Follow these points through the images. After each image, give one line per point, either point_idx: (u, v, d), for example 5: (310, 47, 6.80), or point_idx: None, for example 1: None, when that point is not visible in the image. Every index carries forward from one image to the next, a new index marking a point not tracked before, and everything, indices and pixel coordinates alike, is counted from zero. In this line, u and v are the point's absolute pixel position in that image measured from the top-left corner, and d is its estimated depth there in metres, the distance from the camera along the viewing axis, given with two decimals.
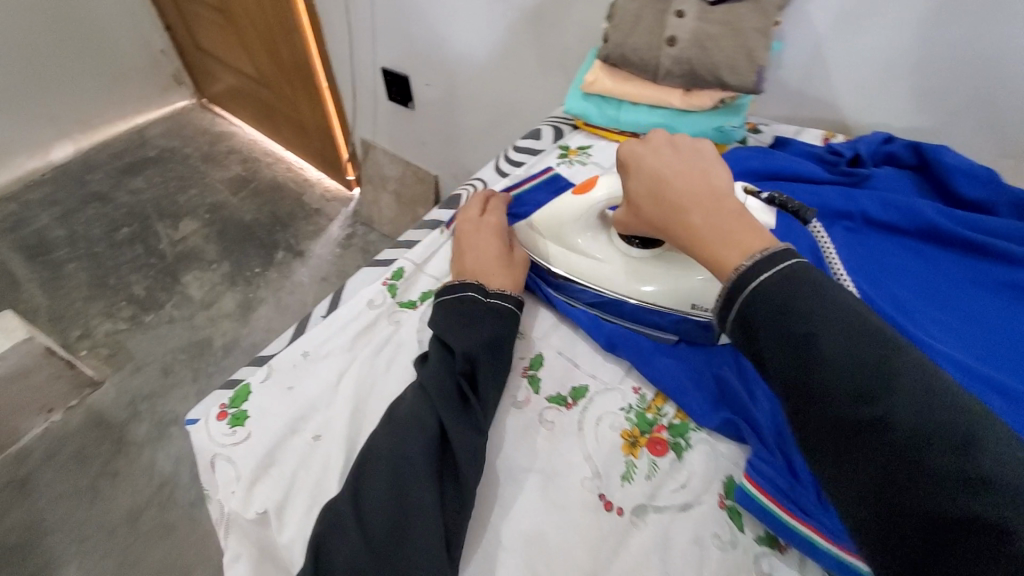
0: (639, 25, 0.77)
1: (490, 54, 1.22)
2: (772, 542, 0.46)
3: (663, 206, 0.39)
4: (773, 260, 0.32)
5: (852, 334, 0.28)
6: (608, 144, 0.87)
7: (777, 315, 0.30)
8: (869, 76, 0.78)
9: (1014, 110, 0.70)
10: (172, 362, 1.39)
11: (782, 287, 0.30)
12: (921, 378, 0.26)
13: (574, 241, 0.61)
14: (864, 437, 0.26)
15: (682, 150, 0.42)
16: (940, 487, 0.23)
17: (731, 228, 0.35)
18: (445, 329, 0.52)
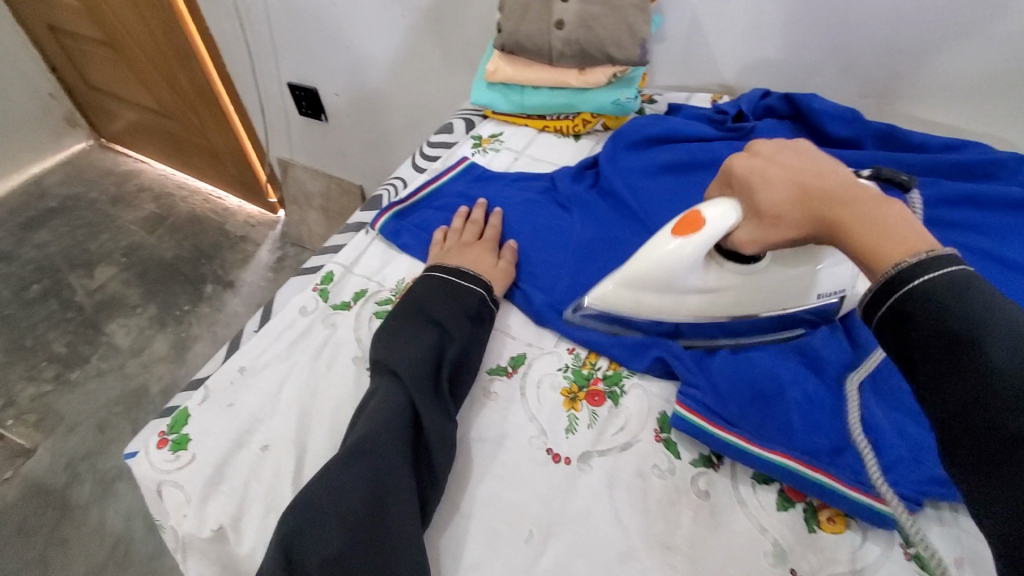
0: (527, 13, 0.81)
1: (395, 58, 1.23)
2: (706, 461, 0.50)
3: (810, 206, 0.42)
4: (942, 263, 0.30)
5: (1020, 344, 0.27)
6: (517, 127, 0.92)
7: (937, 317, 0.29)
8: (741, 38, 0.87)
9: (863, 54, 0.80)
10: (108, 417, 1.32)
11: (948, 292, 0.29)
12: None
13: (684, 287, 0.53)
14: (1017, 448, 0.25)
15: (807, 156, 0.46)
16: None
17: (889, 225, 0.38)
18: (442, 312, 0.57)
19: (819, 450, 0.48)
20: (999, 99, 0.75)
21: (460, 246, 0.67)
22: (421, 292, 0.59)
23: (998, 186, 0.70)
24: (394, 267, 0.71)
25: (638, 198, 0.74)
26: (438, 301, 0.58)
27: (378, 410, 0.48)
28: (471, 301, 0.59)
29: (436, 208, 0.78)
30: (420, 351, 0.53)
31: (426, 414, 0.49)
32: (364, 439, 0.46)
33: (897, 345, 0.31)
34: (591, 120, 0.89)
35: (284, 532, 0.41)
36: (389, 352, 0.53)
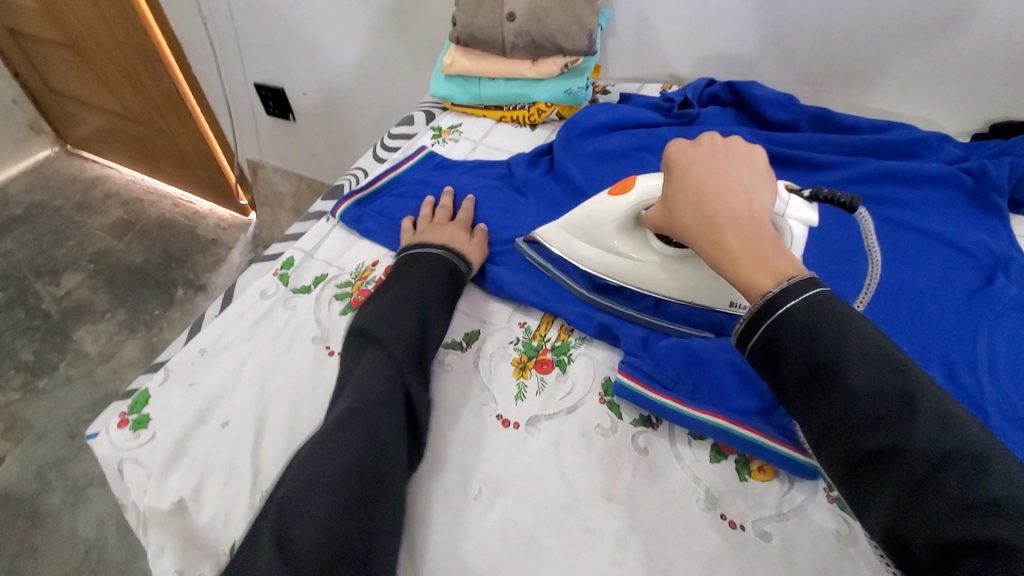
0: (481, 7, 0.85)
1: (359, 56, 1.25)
2: (646, 421, 0.54)
3: (704, 217, 0.42)
4: (802, 288, 0.35)
5: (873, 364, 0.31)
6: (476, 119, 0.96)
7: (804, 344, 0.33)
8: (686, 29, 0.92)
9: (797, 43, 0.85)
10: (78, 424, 1.31)
11: (809, 318, 0.33)
12: (935, 408, 0.29)
13: (608, 242, 0.61)
14: (881, 461, 0.29)
15: (740, 159, 0.46)
16: (956, 512, 0.26)
17: (769, 257, 0.39)
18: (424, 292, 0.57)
19: (747, 412, 0.51)
20: (918, 82, 0.81)
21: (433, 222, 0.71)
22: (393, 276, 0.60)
23: (922, 163, 0.75)
24: (354, 252, 0.73)
25: (589, 182, 0.77)
26: (418, 279, 0.59)
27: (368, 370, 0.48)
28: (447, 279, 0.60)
29: (395, 196, 0.80)
30: (403, 321, 0.53)
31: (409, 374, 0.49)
32: (349, 398, 0.45)
33: (773, 369, 0.35)
34: (546, 109, 0.92)
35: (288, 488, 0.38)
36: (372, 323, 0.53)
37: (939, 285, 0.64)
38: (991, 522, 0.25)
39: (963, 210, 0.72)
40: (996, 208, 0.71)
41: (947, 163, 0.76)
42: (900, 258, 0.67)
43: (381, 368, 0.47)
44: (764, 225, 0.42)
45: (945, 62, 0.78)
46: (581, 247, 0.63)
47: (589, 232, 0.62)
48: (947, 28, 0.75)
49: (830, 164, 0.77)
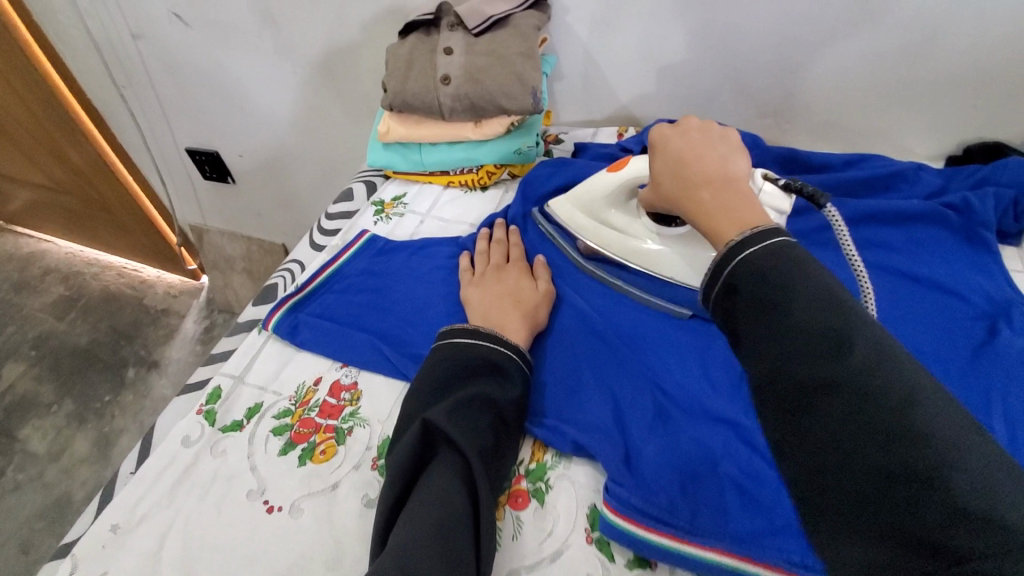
0: (412, 69, 0.79)
1: (295, 114, 1.16)
2: (642, 562, 0.48)
3: (681, 182, 0.45)
4: (764, 239, 0.34)
5: (817, 302, 0.29)
6: (422, 186, 0.88)
7: (757, 287, 0.32)
8: (637, 70, 0.86)
9: (755, 78, 0.80)
10: (30, 535, 1.20)
11: (767, 261, 0.32)
12: (872, 344, 0.27)
13: (604, 215, 0.68)
14: (816, 400, 0.27)
15: (713, 135, 0.47)
16: (882, 446, 0.25)
17: (736, 209, 0.40)
18: (487, 384, 0.50)
19: (758, 533, 0.46)
20: (886, 109, 0.77)
21: (490, 277, 0.66)
22: (451, 352, 0.53)
23: (898, 200, 0.70)
24: (293, 369, 0.65)
25: (556, 254, 0.72)
26: (471, 363, 0.51)
27: (436, 489, 0.43)
28: (511, 373, 0.52)
29: (334, 295, 0.71)
30: (477, 422, 0.47)
31: (481, 503, 0.43)
32: (418, 522, 0.41)
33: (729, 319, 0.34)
34: (496, 171, 0.85)
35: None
36: (447, 408, 0.46)
37: (938, 344, 0.57)
38: (913, 450, 0.24)
39: (953, 248, 0.66)
40: (986, 244, 0.66)
41: (926, 197, 0.71)
42: (889, 309, 0.61)
43: (459, 496, 0.42)
44: (740, 182, 0.43)
45: (911, 87, 0.73)
46: (581, 221, 0.70)
47: (587, 206, 0.69)
48: (909, 55, 0.71)
49: None
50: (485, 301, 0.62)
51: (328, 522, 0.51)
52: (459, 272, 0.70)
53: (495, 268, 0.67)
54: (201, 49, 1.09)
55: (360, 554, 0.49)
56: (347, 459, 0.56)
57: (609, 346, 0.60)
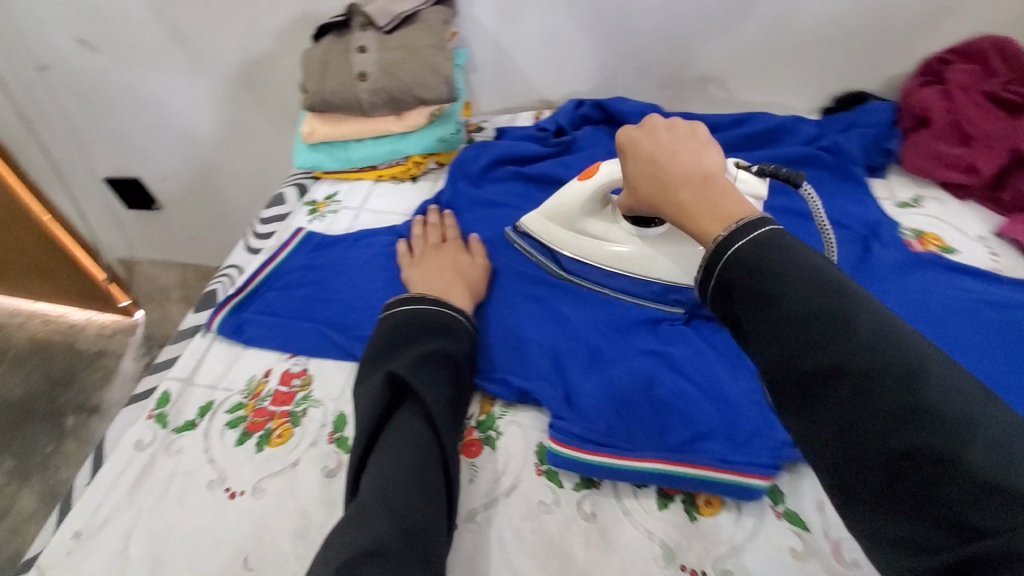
0: (328, 70, 0.82)
1: (217, 130, 1.15)
2: (589, 483, 0.53)
3: (658, 186, 0.42)
4: (753, 230, 0.34)
5: (813, 289, 0.30)
6: (353, 182, 0.90)
7: (752, 280, 0.32)
8: (544, 55, 0.92)
9: (650, 53, 0.88)
10: None
11: (757, 252, 0.33)
12: (874, 324, 0.28)
13: (584, 225, 0.67)
14: (826, 386, 0.28)
15: (682, 132, 0.44)
16: (894, 425, 0.26)
17: (721, 205, 0.37)
18: (438, 343, 0.53)
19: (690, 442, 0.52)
20: (765, 71, 0.86)
21: (426, 257, 0.70)
22: (402, 318, 0.56)
23: (783, 148, 0.78)
24: (242, 366, 0.66)
25: (490, 230, 0.76)
26: (417, 326, 0.55)
27: (399, 433, 0.46)
28: (460, 331, 0.56)
29: (277, 291, 0.73)
30: (435, 374, 0.50)
31: (445, 440, 0.47)
32: (380, 458, 0.44)
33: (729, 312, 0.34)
34: (422, 160, 0.88)
35: (340, 560, 0.37)
36: (409, 360, 0.50)
37: None
38: (930, 426, 0.25)
39: (831, 184, 0.75)
40: (857, 178, 0.74)
41: (806, 143, 0.79)
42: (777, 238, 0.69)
43: (421, 433, 0.46)
44: (721, 177, 0.40)
45: (782, 49, 0.83)
46: (561, 232, 0.68)
47: (566, 218, 0.67)
48: (775, 20, 0.80)
49: None
50: (428, 275, 0.66)
51: (292, 497, 0.53)
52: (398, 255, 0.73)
53: (433, 248, 0.71)
54: (110, 71, 1.07)
55: (327, 520, 0.52)
56: (303, 439, 0.58)
57: (546, 302, 0.65)
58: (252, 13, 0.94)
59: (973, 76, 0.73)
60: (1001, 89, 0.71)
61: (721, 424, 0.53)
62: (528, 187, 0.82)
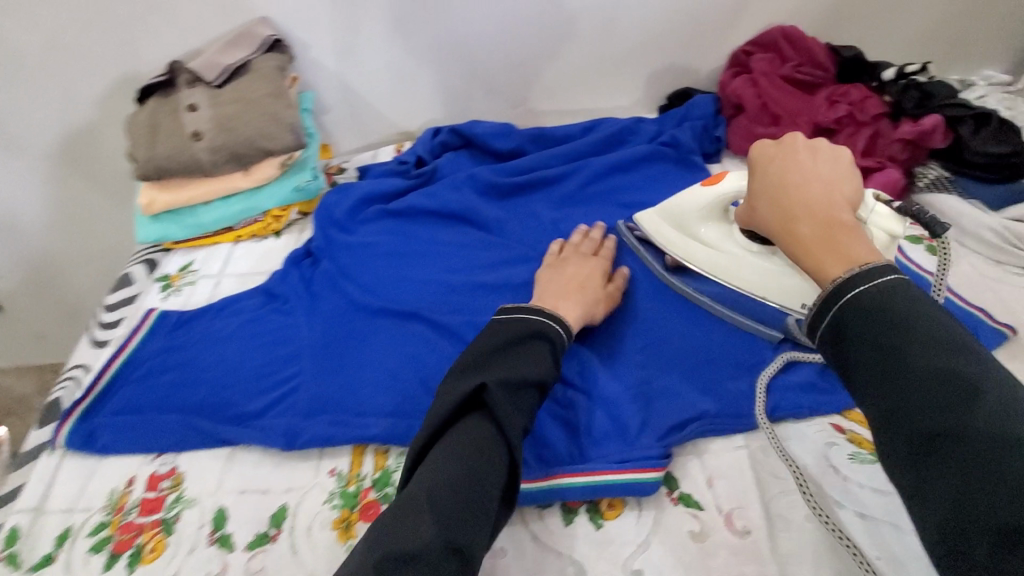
0: (158, 133, 0.75)
1: (45, 213, 1.02)
2: None
3: (782, 208, 0.47)
4: (880, 278, 0.37)
5: (938, 351, 0.33)
6: (210, 249, 0.83)
7: (870, 328, 0.35)
8: (394, 89, 0.91)
9: (494, 76, 0.90)
10: None
11: (885, 301, 0.36)
12: (997, 394, 0.30)
13: (697, 228, 0.65)
14: (939, 445, 0.31)
15: (824, 157, 0.49)
16: (1003, 494, 0.28)
17: (841, 243, 0.41)
18: (532, 364, 0.51)
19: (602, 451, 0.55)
20: (603, 79, 0.91)
21: (569, 261, 0.68)
22: (503, 327, 0.55)
23: (630, 148, 0.83)
24: (99, 478, 0.59)
25: (364, 273, 0.73)
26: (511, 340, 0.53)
27: (468, 440, 0.45)
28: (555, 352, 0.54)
29: (134, 385, 0.65)
30: (520, 397, 0.48)
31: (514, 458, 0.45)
32: (445, 461, 0.44)
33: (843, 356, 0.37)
34: (281, 214, 0.83)
35: (383, 553, 0.38)
36: (501, 377, 0.48)
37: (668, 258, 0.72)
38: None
39: (676, 174, 0.81)
40: (697, 165, 0.82)
41: (649, 140, 0.85)
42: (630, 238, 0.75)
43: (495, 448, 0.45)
44: (843, 210, 0.45)
45: (613, 57, 0.88)
46: (671, 234, 0.66)
47: (679, 221, 0.66)
48: (601, 32, 0.85)
49: (559, 179, 0.82)
50: (553, 279, 0.65)
51: None
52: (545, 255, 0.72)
53: (574, 254, 0.69)
54: None
55: None
56: (181, 547, 0.52)
57: (427, 337, 0.65)
58: (58, 82, 0.85)
59: (772, 64, 0.82)
60: (796, 72, 0.80)
61: (613, 428, 0.57)
62: (398, 223, 0.79)
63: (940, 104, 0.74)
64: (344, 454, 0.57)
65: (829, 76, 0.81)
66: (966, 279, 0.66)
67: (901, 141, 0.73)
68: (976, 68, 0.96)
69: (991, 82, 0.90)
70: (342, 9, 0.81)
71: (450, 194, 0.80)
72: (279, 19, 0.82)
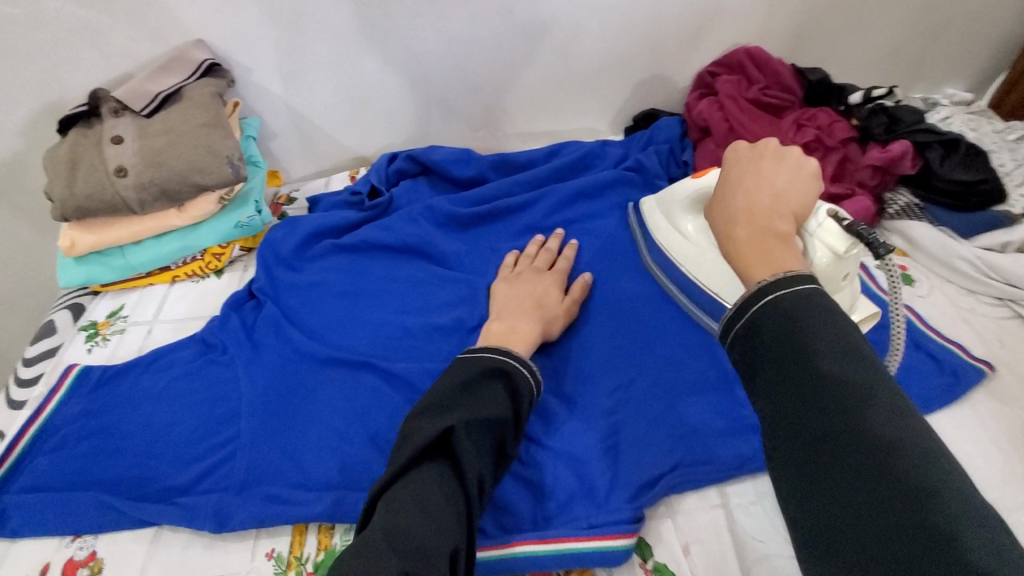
0: (77, 169, 0.68)
1: None
2: None
3: (729, 212, 0.46)
4: (794, 281, 0.37)
5: (839, 352, 0.33)
6: (143, 291, 0.77)
7: (783, 329, 0.35)
8: (346, 114, 0.84)
9: (454, 98, 0.85)
10: None
11: (800, 303, 0.36)
12: (887, 398, 0.32)
13: (680, 220, 0.63)
14: (835, 446, 0.31)
15: (788, 164, 0.47)
16: (893, 494, 0.28)
17: (772, 253, 0.40)
18: (476, 403, 0.47)
19: (567, 509, 0.52)
20: (567, 100, 0.87)
21: (526, 277, 0.66)
22: (451, 368, 0.51)
23: (595, 174, 0.79)
24: (7, 567, 0.53)
25: (313, 318, 0.68)
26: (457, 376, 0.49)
27: (428, 489, 0.43)
28: (517, 392, 0.50)
29: (52, 455, 0.59)
30: (488, 440, 0.47)
31: (477, 508, 0.44)
32: (405, 512, 0.41)
33: (746, 355, 0.37)
34: (223, 250, 0.77)
35: None
36: (466, 419, 0.45)
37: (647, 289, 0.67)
38: (930, 503, 0.28)
39: None
40: None
41: (615, 165, 0.81)
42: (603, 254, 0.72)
43: (448, 497, 0.43)
44: (783, 220, 0.43)
45: (577, 77, 0.85)
46: (663, 225, 0.66)
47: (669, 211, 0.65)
48: (564, 51, 0.81)
49: (523, 208, 0.77)
50: (511, 292, 0.64)
51: None
52: (497, 268, 0.71)
53: (534, 271, 0.67)
54: None
55: None
56: None
57: (380, 391, 0.59)
58: None
59: (737, 86, 0.79)
60: (762, 95, 0.78)
61: (579, 486, 0.53)
62: (351, 259, 0.73)
63: (909, 130, 0.72)
64: (285, 533, 0.53)
65: (795, 100, 0.79)
66: (936, 310, 0.65)
67: (870, 167, 0.71)
68: (939, 85, 0.96)
69: (952, 101, 0.89)
70: (286, 31, 0.74)
71: (407, 227, 0.74)
72: (216, 40, 0.74)
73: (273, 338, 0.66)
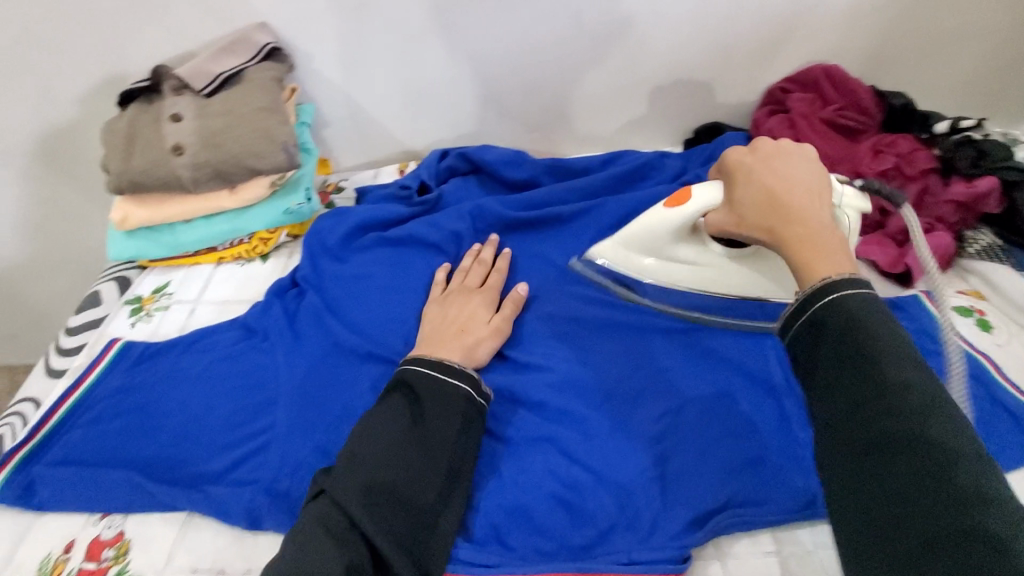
0: (136, 144, 0.68)
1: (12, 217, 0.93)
2: None
3: (771, 212, 0.45)
4: (856, 286, 0.38)
5: (902, 361, 0.35)
6: (189, 269, 0.77)
7: (843, 330, 0.37)
8: (401, 107, 0.83)
9: (512, 97, 0.82)
10: None
11: (860, 306, 0.37)
12: (948, 407, 0.33)
13: (672, 252, 0.60)
14: (895, 450, 0.32)
15: (799, 158, 0.48)
16: (952, 500, 0.30)
17: (831, 256, 0.41)
18: (368, 434, 0.50)
19: (607, 537, 0.49)
20: (629, 108, 0.84)
21: (455, 299, 0.64)
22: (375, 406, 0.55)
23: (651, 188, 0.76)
24: (33, 540, 0.53)
25: (354, 311, 0.66)
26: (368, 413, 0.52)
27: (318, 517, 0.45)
28: (420, 416, 0.51)
29: (87, 429, 0.60)
30: (385, 466, 0.48)
31: (373, 533, 0.44)
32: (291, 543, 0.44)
33: (805, 356, 0.39)
34: (271, 236, 0.76)
35: None
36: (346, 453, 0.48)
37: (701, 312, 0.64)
38: (984, 508, 0.29)
39: None
40: None
41: (673, 180, 0.78)
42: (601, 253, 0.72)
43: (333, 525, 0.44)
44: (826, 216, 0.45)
45: (642, 85, 0.82)
46: (638, 258, 0.62)
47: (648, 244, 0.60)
48: (631, 57, 0.79)
49: (574, 218, 0.74)
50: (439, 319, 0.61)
51: None
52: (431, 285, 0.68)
53: (467, 290, 0.65)
54: None
55: None
56: None
57: None
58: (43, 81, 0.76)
59: (812, 104, 0.75)
60: (838, 116, 0.74)
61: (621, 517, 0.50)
62: (397, 252, 0.71)
63: (997, 165, 0.67)
64: None
65: (873, 123, 0.75)
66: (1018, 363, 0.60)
67: (952, 203, 0.67)
68: None
69: None
70: (351, 19, 0.73)
71: (455, 225, 0.72)
72: (280, 24, 0.74)
73: (314, 329, 0.65)
